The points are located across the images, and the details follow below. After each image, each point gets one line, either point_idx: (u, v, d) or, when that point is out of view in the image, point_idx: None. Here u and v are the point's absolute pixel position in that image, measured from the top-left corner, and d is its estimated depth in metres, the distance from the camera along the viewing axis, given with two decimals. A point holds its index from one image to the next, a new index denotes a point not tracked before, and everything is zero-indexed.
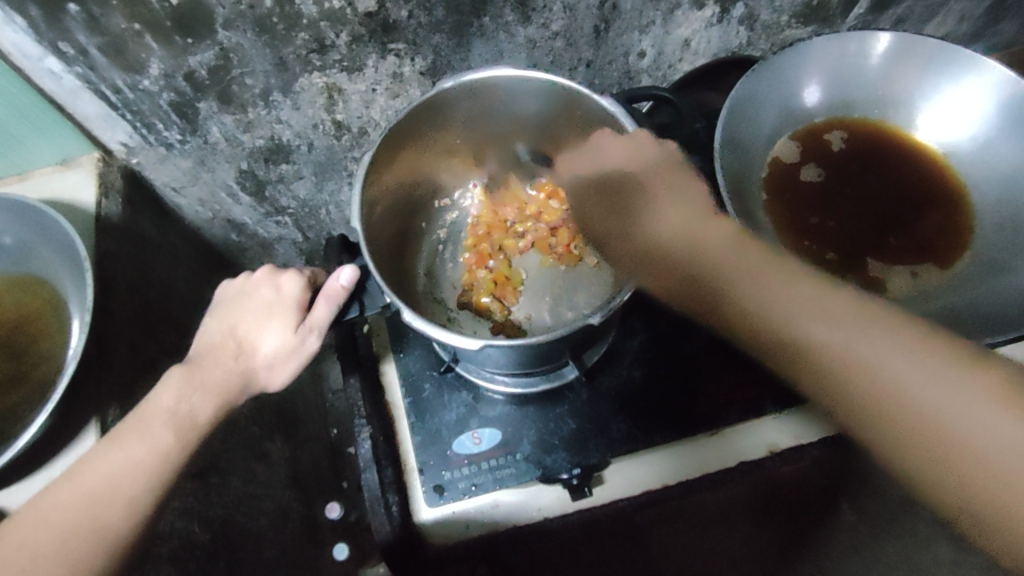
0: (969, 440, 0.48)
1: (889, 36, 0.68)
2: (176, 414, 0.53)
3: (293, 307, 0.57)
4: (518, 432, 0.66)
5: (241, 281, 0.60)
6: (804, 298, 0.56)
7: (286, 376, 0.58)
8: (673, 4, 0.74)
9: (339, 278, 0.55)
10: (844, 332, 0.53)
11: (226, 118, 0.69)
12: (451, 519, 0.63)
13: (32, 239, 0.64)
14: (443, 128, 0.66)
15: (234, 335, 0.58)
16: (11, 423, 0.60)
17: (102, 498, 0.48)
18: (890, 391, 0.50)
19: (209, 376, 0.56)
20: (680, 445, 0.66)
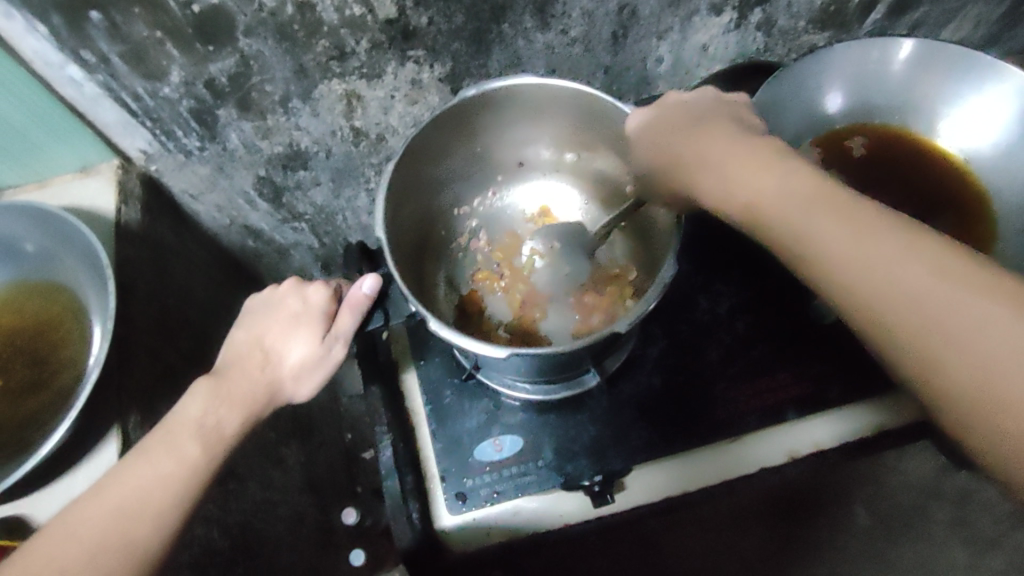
0: (980, 339, 0.38)
1: (913, 41, 0.68)
2: (204, 426, 0.54)
3: (319, 315, 0.57)
4: (539, 440, 0.66)
5: (268, 291, 0.60)
6: (815, 205, 0.45)
7: (312, 386, 0.58)
8: (691, 10, 0.74)
9: (362, 287, 0.56)
10: (808, 211, 0.45)
11: (245, 125, 0.69)
12: (472, 526, 0.63)
13: (54, 246, 0.64)
14: (462, 136, 0.66)
15: (261, 345, 0.58)
16: (32, 429, 0.60)
17: (129, 510, 0.48)
18: (858, 262, 0.43)
19: (231, 384, 0.56)
20: (699, 452, 0.66)
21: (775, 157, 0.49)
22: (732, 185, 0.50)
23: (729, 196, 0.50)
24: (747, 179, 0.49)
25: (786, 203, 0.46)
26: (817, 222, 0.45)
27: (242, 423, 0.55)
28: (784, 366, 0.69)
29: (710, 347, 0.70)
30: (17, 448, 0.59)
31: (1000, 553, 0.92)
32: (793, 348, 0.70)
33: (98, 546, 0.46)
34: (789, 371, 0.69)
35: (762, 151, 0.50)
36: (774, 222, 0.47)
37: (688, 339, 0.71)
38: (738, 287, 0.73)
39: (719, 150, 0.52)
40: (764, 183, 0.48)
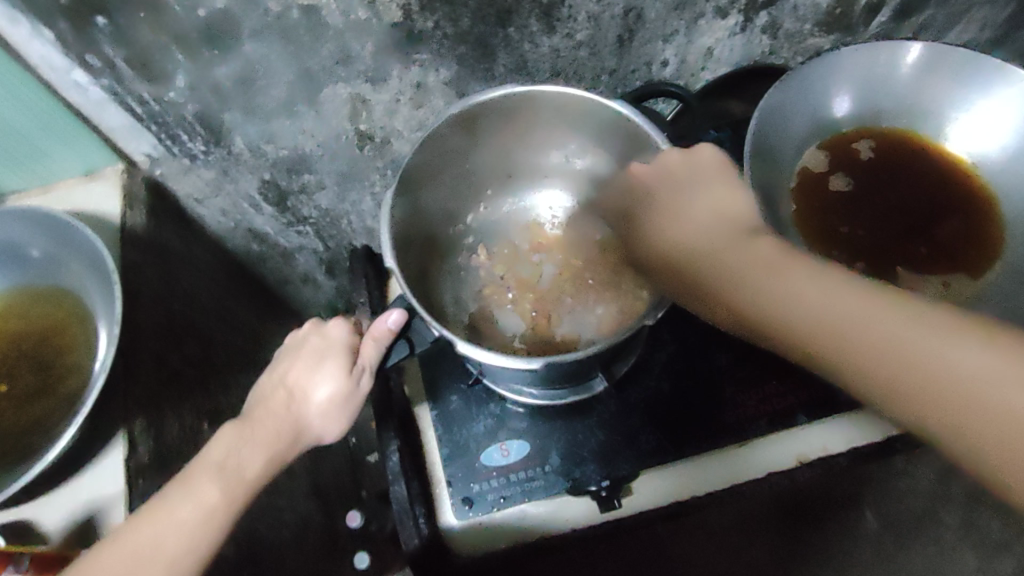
0: (970, 380, 0.43)
1: (920, 46, 0.67)
2: (224, 469, 0.53)
3: (343, 350, 0.57)
4: (547, 445, 0.66)
5: (293, 334, 0.60)
6: (802, 284, 0.51)
7: (341, 420, 0.58)
8: (697, 13, 0.74)
9: (386, 320, 0.54)
10: (761, 270, 0.53)
11: (250, 129, 0.69)
12: (478, 530, 0.63)
13: (59, 251, 0.64)
14: (470, 144, 0.66)
15: (285, 384, 0.58)
16: (38, 435, 0.60)
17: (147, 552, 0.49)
18: (811, 312, 0.49)
19: (251, 424, 0.56)
20: (709, 457, 0.66)
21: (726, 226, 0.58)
22: (684, 241, 0.59)
23: (676, 246, 0.59)
24: (711, 243, 0.57)
25: (718, 250, 0.57)
26: (776, 281, 0.52)
27: (253, 441, 0.55)
28: (792, 369, 0.68)
29: (719, 352, 0.70)
30: (24, 453, 0.59)
31: (1010, 557, 0.94)
32: None
33: None
34: (797, 375, 0.68)
35: (710, 211, 0.59)
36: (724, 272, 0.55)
37: (695, 343, 0.70)
38: None
39: (685, 210, 0.60)
40: (723, 241, 0.57)
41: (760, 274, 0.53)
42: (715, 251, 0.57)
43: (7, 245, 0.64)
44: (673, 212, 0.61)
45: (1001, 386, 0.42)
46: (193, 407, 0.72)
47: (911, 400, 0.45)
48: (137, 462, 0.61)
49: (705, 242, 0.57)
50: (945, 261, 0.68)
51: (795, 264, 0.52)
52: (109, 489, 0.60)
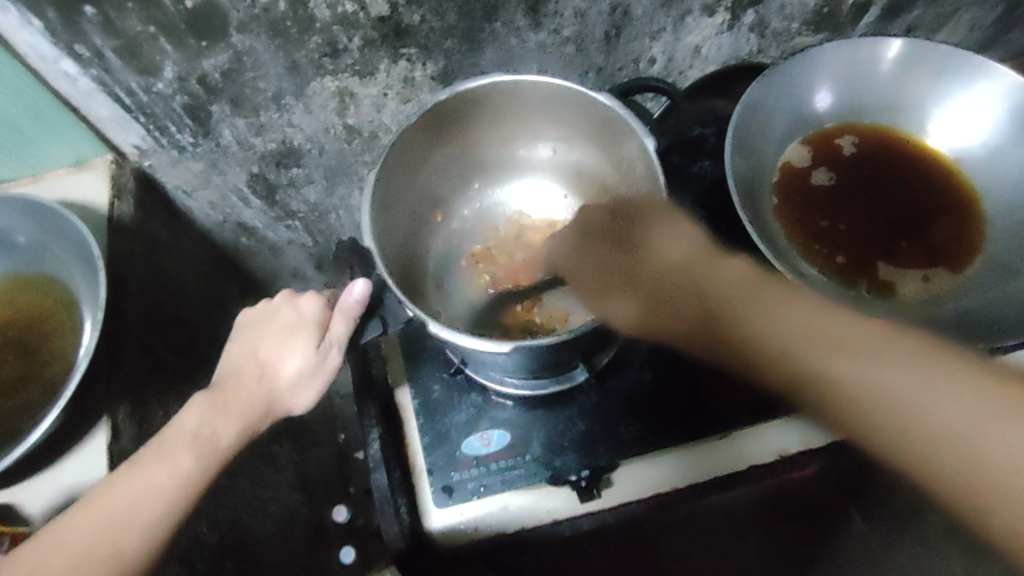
0: (946, 424, 0.50)
1: (901, 42, 0.67)
2: (198, 436, 0.53)
3: (313, 324, 0.57)
4: (527, 435, 0.66)
5: (262, 305, 0.61)
6: (823, 327, 0.57)
7: (311, 394, 0.58)
8: (684, 10, 0.75)
9: (352, 292, 0.54)
10: (768, 308, 0.61)
11: (239, 122, 0.70)
12: (458, 520, 0.63)
13: (46, 239, 0.64)
14: (452, 136, 0.66)
15: (255, 357, 0.58)
16: (20, 419, 0.60)
17: (110, 525, 0.48)
18: (827, 354, 0.56)
19: (223, 394, 0.55)
20: (687, 450, 0.66)
21: (708, 271, 0.64)
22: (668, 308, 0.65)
23: (680, 261, 0.64)
24: (705, 285, 0.64)
25: (686, 282, 0.64)
26: (766, 314, 0.61)
27: (225, 411, 0.55)
28: None
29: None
30: (5, 437, 0.59)
31: None
32: None
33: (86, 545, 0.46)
34: None
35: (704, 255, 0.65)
36: (739, 305, 0.62)
37: (677, 337, 0.70)
38: None
39: (668, 237, 0.63)
40: (697, 280, 0.64)
41: (791, 310, 0.59)
42: (705, 286, 0.64)
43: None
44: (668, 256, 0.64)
45: (1000, 444, 0.49)
46: (178, 396, 0.72)
47: (899, 449, 0.51)
48: (120, 447, 0.61)
49: (692, 278, 0.64)
50: (929, 256, 0.68)
51: (793, 306, 0.59)
52: (91, 472, 0.60)
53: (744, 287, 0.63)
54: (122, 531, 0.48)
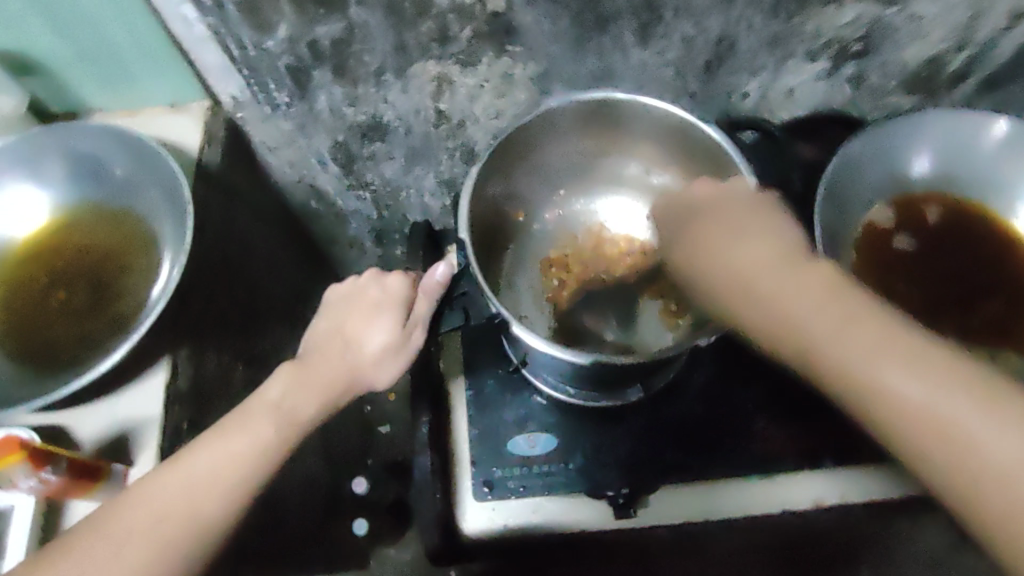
0: (955, 424, 0.40)
1: (1007, 121, 0.67)
2: (279, 407, 0.54)
3: (398, 304, 0.60)
4: (573, 443, 0.67)
5: (349, 283, 0.62)
6: (820, 299, 0.45)
7: (391, 373, 0.59)
8: (786, 53, 0.75)
9: (436, 274, 0.61)
10: (773, 279, 0.47)
11: (335, 89, 0.71)
12: (492, 515, 0.65)
13: (138, 176, 0.65)
14: (551, 140, 0.67)
15: (341, 333, 0.59)
16: (86, 347, 0.62)
17: (191, 489, 0.49)
18: (811, 329, 0.44)
19: (308, 365, 0.57)
20: (727, 484, 0.66)
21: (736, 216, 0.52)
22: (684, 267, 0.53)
23: (731, 272, 0.49)
24: (702, 258, 0.52)
25: (708, 226, 0.53)
26: (737, 247, 0.50)
27: (307, 383, 0.56)
28: (822, 414, 0.68)
29: (749, 384, 0.69)
30: (71, 361, 0.61)
31: None
32: (835, 399, 0.69)
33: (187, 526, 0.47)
34: (828, 422, 0.68)
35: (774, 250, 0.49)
36: (763, 288, 0.47)
37: (730, 373, 0.70)
38: None
39: (740, 242, 0.50)
40: (728, 277, 0.50)
41: (776, 268, 0.48)
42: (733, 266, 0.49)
43: (89, 158, 0.66)
44: (718, 249, 0.51)
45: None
46: (231, 350, 0.73)
47: (895, 432, 0.41)
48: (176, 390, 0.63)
49: (724, 283, 0.50)
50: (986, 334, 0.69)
51: (768, 267, 0.48)
52: (145, 411, 0.61)
53: (762, 268, 0.48)
54: (207, 497, 0.49)
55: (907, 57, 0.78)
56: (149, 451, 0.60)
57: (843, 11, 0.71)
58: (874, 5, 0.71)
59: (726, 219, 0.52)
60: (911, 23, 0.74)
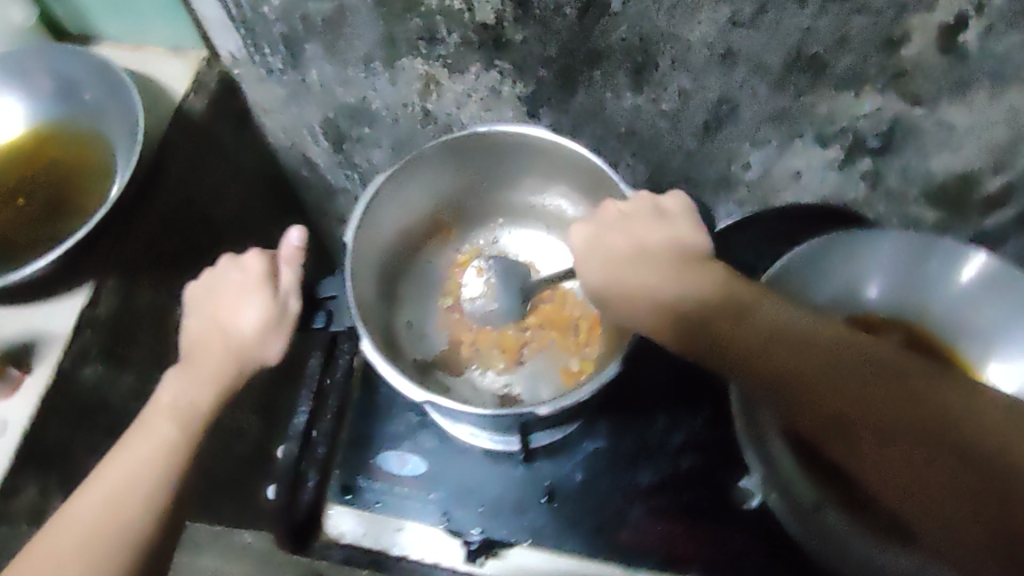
0: (982, 439, 0.44)
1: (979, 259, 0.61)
2: (176, 406, 0.57)
3: (258, 279, 0.59)
4: (441, 473, 0.62)
5: (209, 268, 0.62)
6: (819, 328, 0.51)
7: (273, 347, 0.58)
8: (794, 132, 0.70)
9: (290, 239, 0.60)
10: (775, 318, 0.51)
11: (326, 66, 0.72)
12: (347, 520, 0.62)
13: (107, 103, 0.69)
14: (476, 169, 0.69)
15: (214, 317, 0.60)
16: (23, 252, 0.65)
17: (113, 495, 0.53)
18: (818, 338, 0.50)
19: (191, 359, 0.59)
20: (590, 563, 0.58)
21: (655, 237, 0.57)
22: (604, 265, 0.58)
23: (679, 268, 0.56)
24: (700, 273, 0.55)
25: (703, 281, 0.55)
26: (724, 286, 0.54)
27: (191, 372, 0.58)
28: (720, 518, 0.59)
29: (643, 471, 0.61)
30: (5, 264, 0.64)
31: None
32: (741, 508, 0.59)
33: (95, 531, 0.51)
34: (724, 531, 0.58)
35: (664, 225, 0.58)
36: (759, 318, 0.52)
37: (627, 448, 0.62)
38: (704, 425, 0.62)
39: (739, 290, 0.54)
40: (703, 274, 0.55)
41: (770, 305, 0.52)
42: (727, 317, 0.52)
43: (68, 78, 0.69)
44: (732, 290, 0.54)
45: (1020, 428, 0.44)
46: (171, 291, 0.75)
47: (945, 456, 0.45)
48: (90, 314, 0.65)
49: (689, 273, 0.55)
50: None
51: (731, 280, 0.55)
52: (57, 324, 0.63)
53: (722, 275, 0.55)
54: (131, 493, 0.53)
55: (933, 167, 0.70)
56: (48, 363, 0.62)
57: (860, 101, 0.65)
58: (898, 101, 0.63)
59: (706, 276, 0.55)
60: (940, 130, 0.65)
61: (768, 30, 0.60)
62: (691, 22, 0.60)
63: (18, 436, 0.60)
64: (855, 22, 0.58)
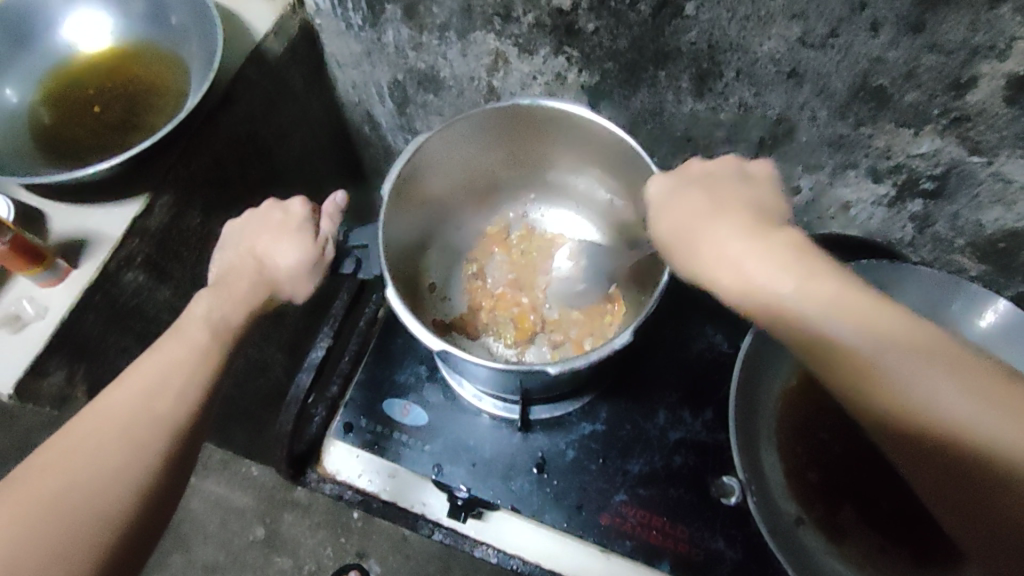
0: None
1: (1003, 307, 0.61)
2: (210, 321, 0.58)
3: (301, 224, 0.63)
4: (440, 428, 0.68)
5: (250, 212, 0.65)
6: (905, 346, 0.41)
7: (307, 287, 0.62)
8: (849, 161, 0.70)
9: (335, 199, 0.64)
10: (850, 324, 0.42)
11: (403, 29, 0.75)
12: (345, 455, 0.67)
13: (191, 30, 0.73)
14: (512, 142, 0.73)
15: (251, 254, 0.63)
16: (92, 154, 0.69)
17: (150, 395, 0.51)
18: (896, 359, 0.41)
19: (225, 287, 0.60)
20: (560, 536, 0.63)
21: (742, 203, 0.51)
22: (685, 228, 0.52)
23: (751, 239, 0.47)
24: (767, 246, 0.47)
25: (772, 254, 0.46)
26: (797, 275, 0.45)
27: (228, 299, 0.59)
28: (692, 515, 0.64)
29: (634, 461, 0.66)
30: (73, 162, 0.68)
31: None
32: (713, 509, 0.64)
33: (131, 427, 0.49)
34: (691, 527, 0.63)
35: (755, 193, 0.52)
36: (833, 327, 0.43)
37: (620, 435, 0.67)
38: (702, 429, 0.67)
39: (809, 280, 0.44)
40: (769, 246, 0.47)
41: (845, 309, 0.43)
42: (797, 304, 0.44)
43: (159, 3, 0.74)
44: (806, 280, 0.44)
45: None
46: (221, 217, 0.79)
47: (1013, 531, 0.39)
48: (146, 224, 0.69)
49: (753, 249, 0.47)
50: (908, 536, 0.60)
51: (809, 265, 0.45)
52: (110, 229, 0.67)
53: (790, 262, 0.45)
54: (160, 398, 0.51)
55: (983, 220, 0.69)
56: (95, 261, 0.66)
57: (918, 140, 0.64)
58: (958, 146, 0.62)
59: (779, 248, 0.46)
60: (995, 182, 0.64)
61: (839, 52, 0.58)
62: (761, 36, 0.60)
63: (55, 322, 0.64)
64: (927, 59, 0.56)
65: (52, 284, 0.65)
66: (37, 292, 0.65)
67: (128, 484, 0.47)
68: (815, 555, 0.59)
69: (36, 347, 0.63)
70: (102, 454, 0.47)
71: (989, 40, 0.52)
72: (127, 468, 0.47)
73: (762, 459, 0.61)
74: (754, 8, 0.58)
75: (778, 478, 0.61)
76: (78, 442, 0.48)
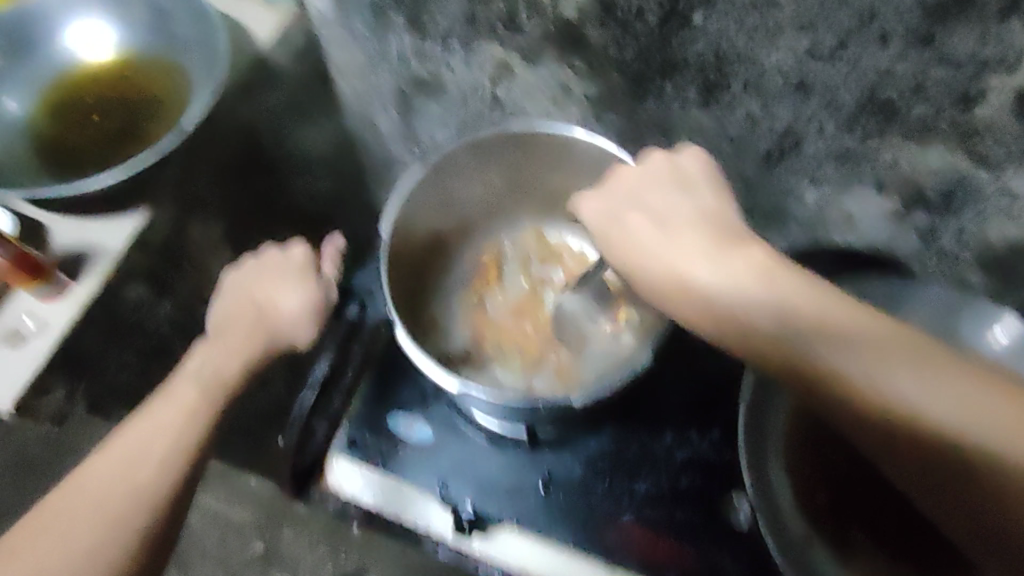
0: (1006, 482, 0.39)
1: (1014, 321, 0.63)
2: (203, 372, 0.58)
3: (303, 267, 0.62)
4: (444, 445, 0.67)
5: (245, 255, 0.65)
6: (847, 329, 0.43)
7: (308, 331, 0.61)
8: (856, 175, 0.70)
9: (335, 241, 0.65)
10: (783, 322, 0.45)
11: (407, 38, 0.74)
12: (349, 471, 0.66)
13: (194, 39, 0.72)
14: (518, 166, 0.72)
15: (251, 298, 0.62)
16: (92, 165, 0.68)
17: (142, 450, 0.52)
18: (833, 349, 0.43)
19: (223, 336, 0.60)
20: (567, 557, 0.62)
21: (692, 222, 0.51)
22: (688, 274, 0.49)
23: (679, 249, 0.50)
24: (693, 249, 0.49)
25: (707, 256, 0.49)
26: (728, 271, 0.47)
27: (226, 348, 0.59)
28: (698, 534, 0.63)
29: (641, 479, 0.65)
30: (73, 172, 0.67)
31: None
32: (720, 527, 0.63)
33: (116, 484, 0.50)
34: (697, 547, 0.62)
35: (699, 212, 0.51)
36: (773, 327, 0.45)
37: (627, 456, 0.66)
38: (709, 446, 0.66)
39: (739, 280, 0.47)
40: (695, 250, 0.49)
41: (781, 308, 0.45)
42: (740, 306, 0.46)
43: (162, 11, 0.73)
44: (735, 276, 0.47)
45: None
46: (221, 229, 0.79)
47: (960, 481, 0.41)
48: (145, 236, 0.68)
49: (685, 250, 0.49)
50: (909, 548, 0.60)
51: (745, 261, 0.47)
52: (109, 243, 0.66)
53: (726, 263, 0.48)
54: (149, 452, 0.52)
55: (990, 235, 0.68)
56: (95, 275, 0.65)
57: (926, 153, 0.63)
58: (966, 160, 0.62)
59: (715, 244, 0.49)
60: (1002, 197, 0.63)
61: (848, 64, 0.58)
62: (769, 49, 0.59)
63: (56, 338, 0.63)
64: (935, 71, 0.55)
65: (51, 300, 0.63)
66: (37, 307, 0.64)
67: (115, 541, 0.48)
68: (822, 573, 0.58)
69: (38, 363, 0.62)
70: (90, 516, 0.49)
71: (998, 54, 0.52)
72: (113, 529, 0.49)
73: (770, 477, 0.61)
74: (762, 20, 0.57)
75: (786, 494, 0.60)
76: (69, 503, 0.50)
